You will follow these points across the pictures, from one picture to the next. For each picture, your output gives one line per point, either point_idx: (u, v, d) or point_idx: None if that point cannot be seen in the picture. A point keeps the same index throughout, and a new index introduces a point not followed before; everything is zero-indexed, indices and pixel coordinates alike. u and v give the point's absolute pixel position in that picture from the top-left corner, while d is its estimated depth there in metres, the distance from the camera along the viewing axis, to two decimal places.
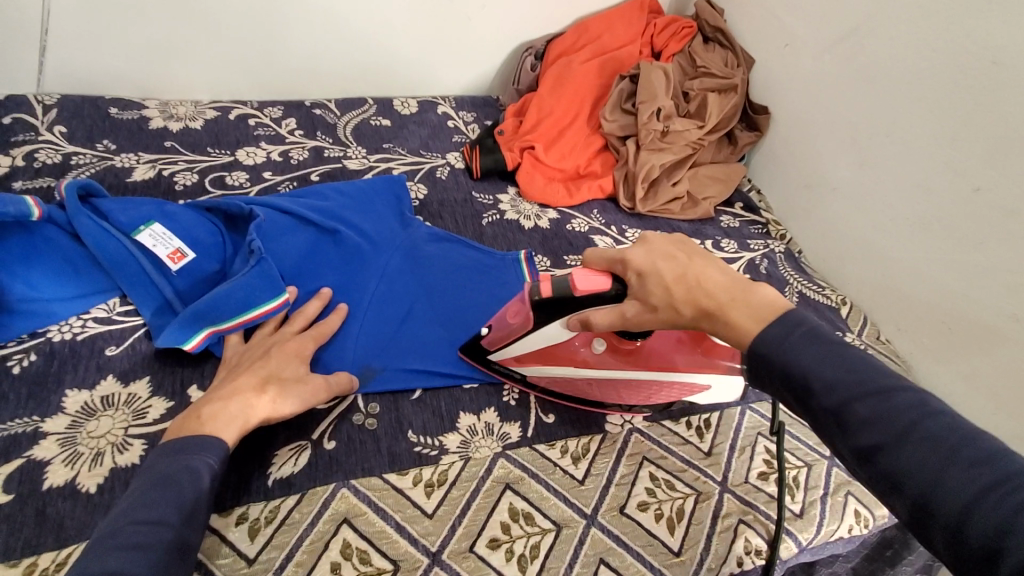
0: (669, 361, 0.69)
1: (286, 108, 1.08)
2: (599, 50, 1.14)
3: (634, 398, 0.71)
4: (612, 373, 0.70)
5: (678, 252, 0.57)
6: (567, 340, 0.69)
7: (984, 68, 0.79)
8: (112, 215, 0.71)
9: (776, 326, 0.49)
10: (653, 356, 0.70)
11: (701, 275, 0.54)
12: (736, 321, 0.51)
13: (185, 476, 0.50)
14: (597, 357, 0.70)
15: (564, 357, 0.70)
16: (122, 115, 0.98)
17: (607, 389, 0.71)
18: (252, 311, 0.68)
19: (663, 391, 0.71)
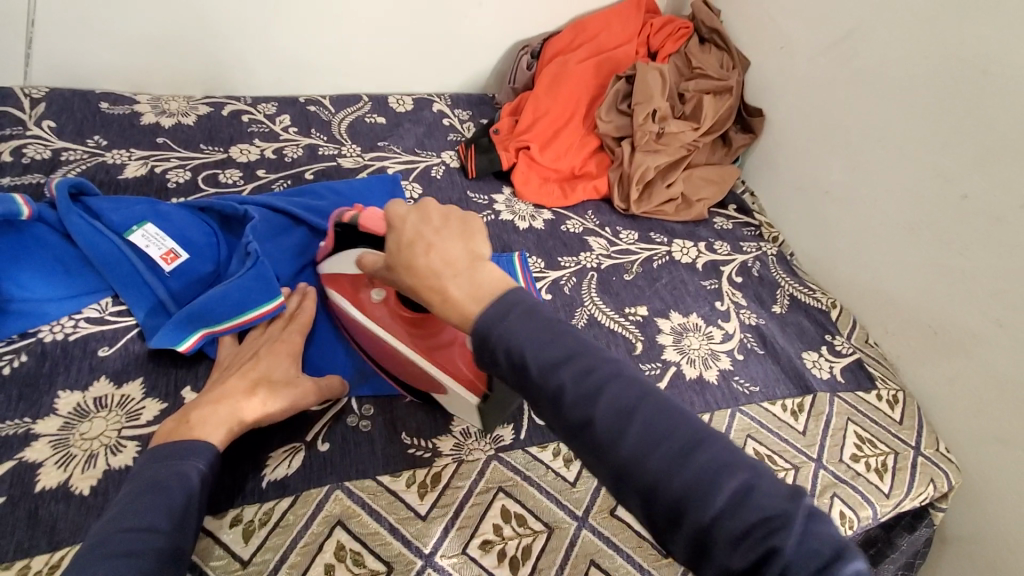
0: (444, 355, 0.65)
1: (280, 105, 1.07)
2: (596, 49, 1.14)
3: (386, 365, 0.69)
4: (369, 321, 0.68)
5: (438, 219, 0.55)
6: (358, 277, 0.70)
7: (974, 76, 0.79)
8: (105, 216, 0.70)
9: (494, 308, 0.48)
10: (442, 350, 0.65)
11: (460, 259, 0.52)
12: (452, 296, 0.50)
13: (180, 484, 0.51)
14: (371, 306, 0.68)
15: (350, 287, 0.71)
16: (113, 110, 0.97)
17: (378, 349, 0.69)
18: (247, 313, 0.68)
19: (391, 357, 0.68)
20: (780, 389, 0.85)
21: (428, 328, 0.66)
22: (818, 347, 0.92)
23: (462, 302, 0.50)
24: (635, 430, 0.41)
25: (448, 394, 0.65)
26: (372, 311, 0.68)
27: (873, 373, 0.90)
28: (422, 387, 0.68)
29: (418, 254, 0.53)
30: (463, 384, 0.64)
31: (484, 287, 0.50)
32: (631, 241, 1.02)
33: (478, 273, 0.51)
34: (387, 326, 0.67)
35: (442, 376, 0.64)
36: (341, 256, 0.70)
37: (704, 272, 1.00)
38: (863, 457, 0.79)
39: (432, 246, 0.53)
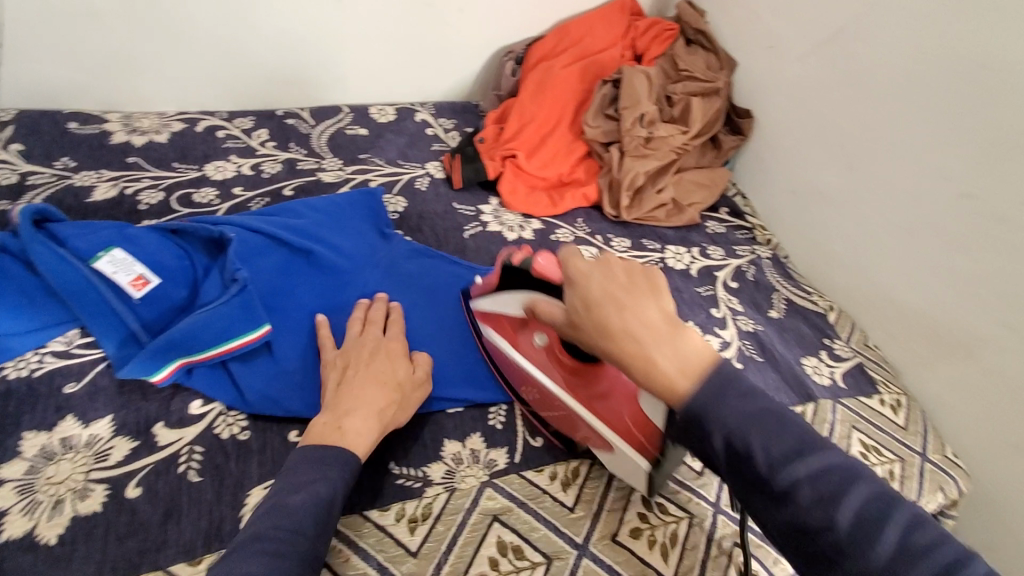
0: (604, 408, 0.63)
1: (257, 119, 1.04)
2: (581, 53, 1.11)
3: (546, 412, 0.68)
4: (528, 364, 0.68)
5: (624, 275, 0.52)
6: (518, 318, 0.68)
7: (968, 72, 0.78)
8: (70, 242, 0.67)
9: (706, 386, 0.47)
10: (601, 401, 0.63)
11: (642, 323, 0.49)
12: (658, 362, 0.48)
13: (321, 482, 0.51)
14: (530, 349, 0.68)
15: (510, 327, 0.70)
16: (82, 131, 0.93)
17: (533, 391, 0.69)
18: (229, 343, 0.65)
19: (557, 404, 0.67)
20: (782, 399, 0.83)
21: (597, 375, 0.64)
22: (817, 352, 0.90)
23: (670, 375, 0.47)
24: (702, 377, 0.47)
25: (614, 449, 0.62)
26: (527, 348, 0.69)
27: (875, 377, 0.89)
28: (577, 436, 0.67)
29: (612, 316, 0.50)
30: (626, 437, 0.61)
31: (687, 357, 0.48)
32: (623, 249, 0.99)
33: (677, 342, 0.49)
34: (547, 370, 0.67)
35: (599, 427, 0.63)
36: (502, 295, 0.68)
37: (700, 278, 0.97)
38: (871, 467, 0.77)
39: (626, 308, 0.49)
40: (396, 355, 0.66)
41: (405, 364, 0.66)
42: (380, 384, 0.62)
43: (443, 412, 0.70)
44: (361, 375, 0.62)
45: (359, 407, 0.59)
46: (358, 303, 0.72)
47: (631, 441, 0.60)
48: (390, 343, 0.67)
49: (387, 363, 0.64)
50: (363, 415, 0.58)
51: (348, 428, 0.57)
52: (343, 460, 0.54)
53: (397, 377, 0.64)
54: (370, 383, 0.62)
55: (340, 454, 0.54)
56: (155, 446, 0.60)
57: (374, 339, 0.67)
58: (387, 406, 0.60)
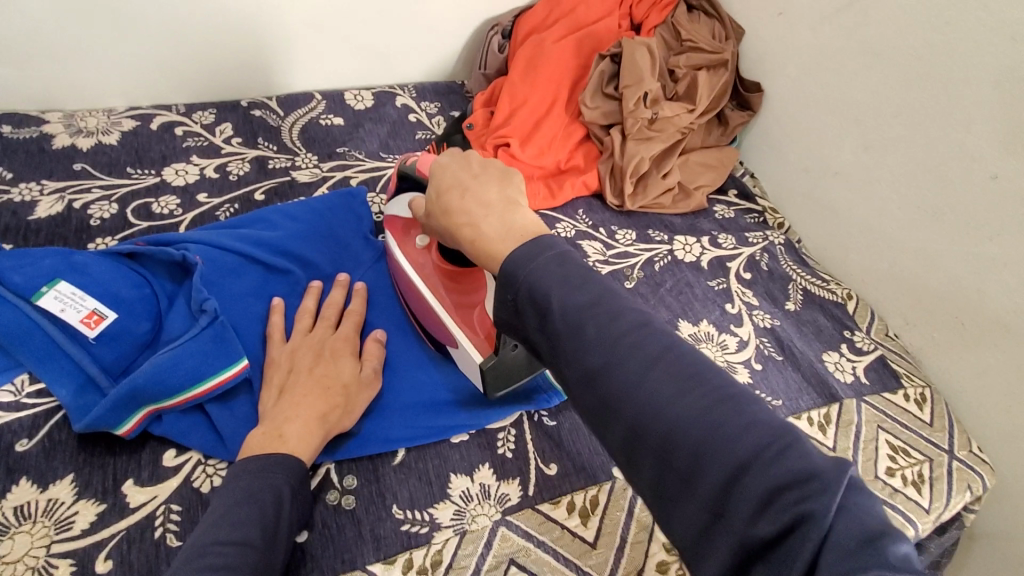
0: (465, 315, 0.65)
1: (219, 112, 0.93)
2: (574, 25, 1.02)
3: (420, 317, 0.70)
4: (409, 267, 0.69)
5: (478, 165, 0.51)
6: (411, 221, 0.71)
7: (1002, 44, 0.70)
8: (4, 277, 0.57)
9: (528, 248, 0.42)
10: (467, 309, 0.65)
11: (489, 203, 0.47)
12: (486, 236, 0.46)
13: (266, 494, 0.49)
14: (414, 252, 0.70)
15: (401, 229, 0.72)
16: (18, 134, 0.82)
17: (410, 294, 0.70)
18: (202, 383, 0.58)
19: (426, 312, 0.67)
20: (804, 400, 0.78)
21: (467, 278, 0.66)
22: (837, 346, 0.85)
23: (491, 240, 0.45)
24: (613, 348, 0.37)
25: (461, 351, 0.65)
26: (411, 250, 0.70)
27: (898, 371, 0.84)
28: (440, 339, 0.68)
29: (452, 198, 0.49)
30: (475, 342, 0.63)
31: (516, 229, 0.45)
32: (628, 242, 0.92)
33: (511, 216, 0.46)
34: (426, 276, 0.68)
35: (458, 334, 0.64)
36: (396, 197, 0.71)
37: (710, 271, 0.91)
38: (899, 470, 0.73)
39: (468, 190, 0.49)
40: (343, 353, 0.62)
41: (351, 361, 0.62)
42: (323, 388, 0.58)
43: (448, 443, 0.64)
44: (302, 379, 0.58)
45: (301, 411, 0.55)
46: (309, 291, 0.68)
47: (478, 346, 0.63)
48: (338, 340, 0.64)
49: (331, 361, 0.61)
50: (303, 420, 0.55)
51: (290, 434, 0.54)
52: (290, 468, 0.51)
53: (341, 377, 0.59)
54: (314, 387, 0.58)
55: (283, 462, 0.51)
56: (126, 509, 0.53)
57: (322, 337, 0.63)
58: (329, 410, 0.56)
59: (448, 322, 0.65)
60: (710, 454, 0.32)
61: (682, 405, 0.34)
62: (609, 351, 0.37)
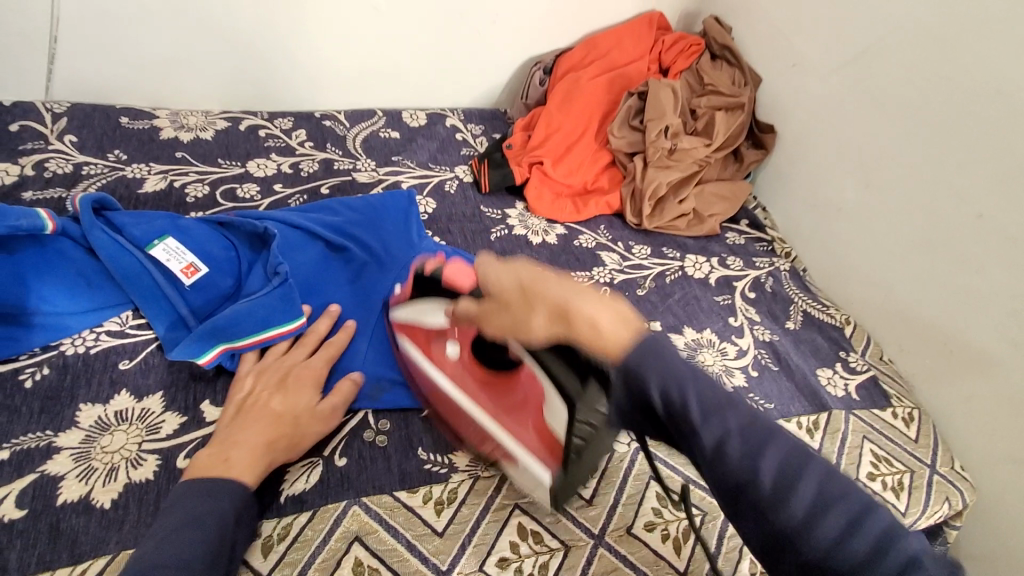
0: (518, 420, 0.64)
1: (296, 120, 1.09)
2: (608, 66, 1.15)
3: (464, 431, 0.67)
4: (443, 377, 0.67)
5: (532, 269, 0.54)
6: (434, 328, 0.68)
7: (989, 97, 0.79)
8: (126, 230, 0.71)
9: (634, 347, 0.47)
10: (518, 410, 0.65)
11: (568, 291, 0.50)
12: (599, 322, 0.48)
13: (210, 517, 0.52)
14: (441, 358, 0.68)
15: (423, 338, 0.69)
16: (133, 125, 0.98)
17: (448, 407, 0.68)
18: (268, 331, 0.69)
19: (471, 424, 0.66)
20: (795, 407, 0.85)
21: (514, 381, 0.65)
22: (832, 364, 0.92)
23: (609, 335, 0.48)
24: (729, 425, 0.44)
25: (520, 467, 0.61)
26: (438, 352, 0.68)
27: (888, 391, 0.90)
28: (490, 454, 0.65)
29: (552, 288, 0.51)
30: (534, 453, 0.60)
31: (623, 322, 0.49)
32: (643, 256, 1.02)
33: (611, 305, 0.50)
34: (463, 386, 0.67)
35: (517, 450, 0.61)
36: (421, 304, 0.69)
37: (717, 288, 1.00)
38: (880, 476, 0.79)
39: (568, 296, 0.50)
40: (306, 384, 0.65)
41: (309, 394, 0.65)
42: (276, 420, 0.61)
43: None
44: (260, 406, 0.62)
45: (251, 438, 0.59)
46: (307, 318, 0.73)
47: (540, 458, 0.60)
48: (305, 369, 0.67)
49: (293, 391, 0.64)
50: (250, 447, 0.58)
51: (234, 459, 0.57)
52: (232, 493, 0.54)
53: (295, 408, 0.63)
54: (268, 416, 0.61)
55: (228, 486, 0.54)
56: (202, 422, 0.64)
57: (288, 365, 0.67)
58: (276, 439, 0.60)
59: (502, 430, 0.63)
60: (812, 513, 0.41)
61: (787, 477, 0.42)
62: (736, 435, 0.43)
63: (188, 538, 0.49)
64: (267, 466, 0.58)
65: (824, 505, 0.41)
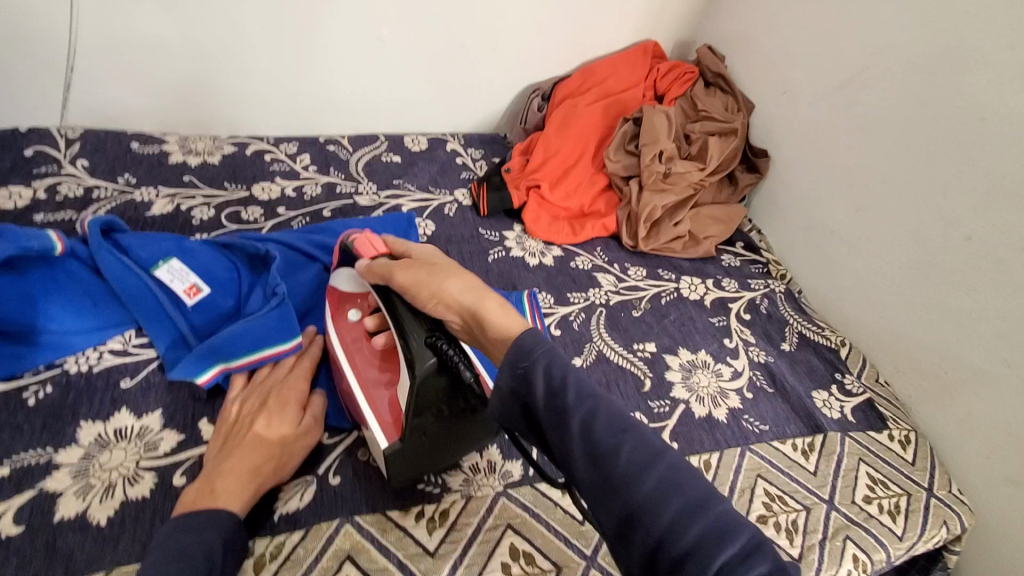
0: (375, 393, 0.65)
1: (301, 144, 1.12)
2: (604, 93, 1.18)
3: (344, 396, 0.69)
4: (337, 341, 0.70)
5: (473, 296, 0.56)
6: (348, 294, 0.73)
7: (973, 124, 0.81)
8: (133, 251, 0.73)
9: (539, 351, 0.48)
10: (377, 386, 0.65)
11: (475, 294, 0.56)
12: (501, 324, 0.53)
13: (197, 550, 0.51)
14: (345, 325, 0.71)
15: (337, 300, 0.73)
16: (144, 150, 1.02)
17: (337, 372, 0.70)
18: (261, 351, 0.69)
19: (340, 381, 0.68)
20: (790, 429, 0.85)
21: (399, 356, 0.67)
22: (828, 386, 0.92)
23: (500, 327, 0.52)
24: (601, 422, 0.43)
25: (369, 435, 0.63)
26: (343, 321, 0.71)
27: (884, 413, 0.90)
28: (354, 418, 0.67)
29: (485, 304, 0.55)
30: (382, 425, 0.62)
31: (512, 327, 0.52)
32: (639, 278, 1.04)
33: (509, 313, 0.54)
34: (351, 349, 0.69)
35: (366, 415, 0.63)
36: (340, 269, 0.73)
37: (712, 309, 1.01)
38: (876, 499, 0.79)
39: (483, 300, 0.55)
40: (288, 401, 0.66)
41: (292, 411, 0.65)
42: (261, 441, 0.61)
43: None
44: (245, 431, 0.62)
45: (237, 462, 0.58)
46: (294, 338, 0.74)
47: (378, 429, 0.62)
48: (286, 387, 0.67)
49: (275, 409, 0.64)
50: (236, 473, 0.58)
51: (223, 488, 0.56)
52: (222, 522, 0.54)
53: (278, 427, 0.63)
54: (252, 439, 0.61)
55: (217, 517, 0.54)
56: (200, 440, 0.65)
57: (269, 385, 0.67)
58: (264, 461, 0.60)
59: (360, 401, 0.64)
60: (676, 519, 0.38)
61: (721, 543, 0.37)
62: (601, 416, 0.43)
63: (181, 554, 0.50)
64: (253, 490, 0.58)
65: (667, 494, 0.39)
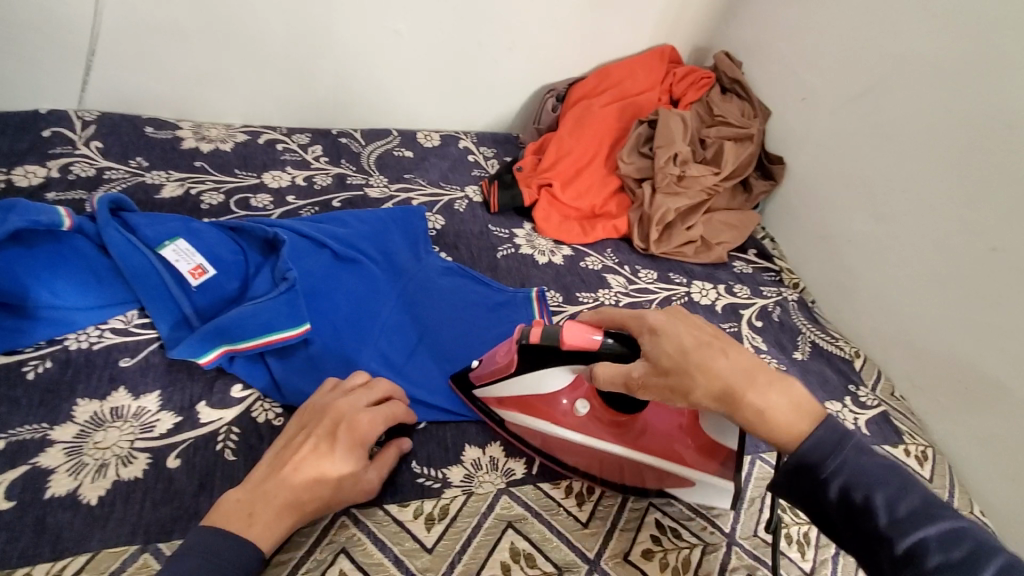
0: (653, 442, 0.65)
1: (313, 136, 1.11)
2: (619, 95, 1.18)
3: (578, 457, 0.68)
4: (523, 404, 0.68)
5: (694, 344, 0.54)
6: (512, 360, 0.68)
7: (998, 132, 0.80)
8: (139, 230, 0.72)
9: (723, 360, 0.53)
10: (648, 437, 0.66)
11: (693, 348, 0.54)
12: (742, 395, 0.51)
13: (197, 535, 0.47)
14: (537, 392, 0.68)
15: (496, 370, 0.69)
16: (157, 134, 1.02)
17: (532, 435, 0.69)
18: (270, 335, 0.69)
19: (573, 445, 0.67)
20: None
21: (634, 419, 0.66)
22: (841, 397, 0.90)
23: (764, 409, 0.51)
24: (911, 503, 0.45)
25: (699, 484, 0.64)
26: (531, 391, 0.68)
27: (900, 427, 0.88)
28: (594, 470, 0.68)
29: (713, 360, 0.53)
30: (686, 464, 0.63)
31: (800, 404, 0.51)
32: (650, 280, 1.02)
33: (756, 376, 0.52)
34: (546, 412, 0.68)
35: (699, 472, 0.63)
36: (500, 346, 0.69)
37: (724, 315, 0.99)
38: None
39: (723, 357, 0.53)
40: (348, 444, 0.58)
41: (354, 458, 0.58)
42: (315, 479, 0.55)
43: (466, 421, 0.72)
44: (298, 465, 0.55)
45: (280, 494, 0.54)
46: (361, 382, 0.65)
47: (689, 467, 0.63)
48: (352, 425, 0.59)
49: (337, 449, 0.57)
50: (277, 504, 0.53)
51: (259, 516, 0.52)
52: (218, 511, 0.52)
53: (338, 471, 0.56)
54: (305, 477, 0.55)
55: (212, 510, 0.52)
56: (198, 423, 0.64)
57: (335, 416, 0.59)
58: (311, 501, 0.55)
59: (637, 455, 0.65)
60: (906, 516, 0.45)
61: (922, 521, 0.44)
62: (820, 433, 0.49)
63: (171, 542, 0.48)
64: (286, 525, 0.54)
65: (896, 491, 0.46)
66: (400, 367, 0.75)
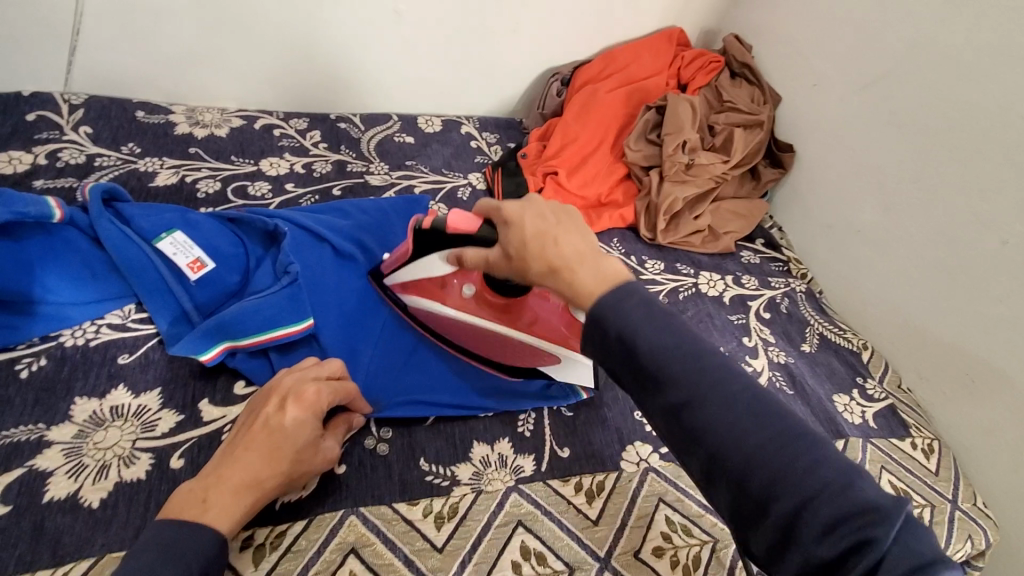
0: (538, 328, 0.70)
1: (311, 121, 1.08)
2: (626, 79, 1.14)
3: (475, 344, 0.75)
4: (428, 300, 0.74)
5: (548, 217, 0.57)
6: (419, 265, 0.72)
7: (1015, 122, 0.77)
8: (135, 221, 0.70)
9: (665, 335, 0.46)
10: (534, 324, 0.71)
11: (543, 227, 0.56)
12: (577, 278, 0.52)
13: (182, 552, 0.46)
14: (446, 290, 0.74)
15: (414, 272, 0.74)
16: (149, 119, 0.98)
17: (440, 326, 0.75)
18: (274, 331, 0.67)
19: (467, 331, 0.74)
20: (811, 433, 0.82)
21: (520, 305, 0.71)
22: (849, 390, 0.89)
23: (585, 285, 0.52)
24: (730, 417, 0.43)
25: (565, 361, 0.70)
26: (438, 285, 0.73)
27: (907, 420, 0.87)
28: (490, 356, 0.74)
29: (548, 246, 0.55)
30: (566, 346, 0.69)
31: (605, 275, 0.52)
32: (656, 271, 1.00)
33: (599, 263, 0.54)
34: (444, 299, 0.74)
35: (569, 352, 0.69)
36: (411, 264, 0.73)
37: (732, 306, 0.98)
38: None
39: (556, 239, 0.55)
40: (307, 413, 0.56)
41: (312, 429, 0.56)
42: (270, 449, 0.54)
43: (475, 417, 0.70)
44: (253, 436, 0.54)
45: (235, 474, 0.52)
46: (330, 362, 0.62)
47: (566, 349, 0.69)
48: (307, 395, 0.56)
49: (292, 418, 0.55)
50: (230, 486, 0.51)
51: (212, 502, 0.50)
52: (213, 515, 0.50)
53: (295, 442, 0.55)
54: (259, 450, 0.53)
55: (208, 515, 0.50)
56: (200, 421, 0.62)
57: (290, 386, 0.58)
58: (266, 478, 0.53)
59: (520, 337, 0.71)
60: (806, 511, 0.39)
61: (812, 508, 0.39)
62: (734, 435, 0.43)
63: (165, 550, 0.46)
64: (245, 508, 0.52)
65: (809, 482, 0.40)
66: (402, 370, 0.72)
